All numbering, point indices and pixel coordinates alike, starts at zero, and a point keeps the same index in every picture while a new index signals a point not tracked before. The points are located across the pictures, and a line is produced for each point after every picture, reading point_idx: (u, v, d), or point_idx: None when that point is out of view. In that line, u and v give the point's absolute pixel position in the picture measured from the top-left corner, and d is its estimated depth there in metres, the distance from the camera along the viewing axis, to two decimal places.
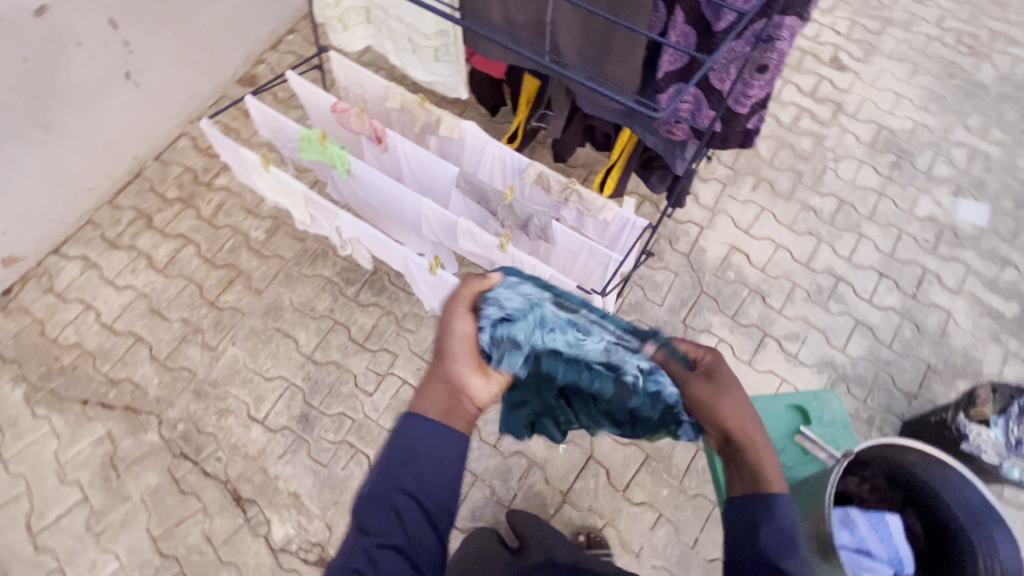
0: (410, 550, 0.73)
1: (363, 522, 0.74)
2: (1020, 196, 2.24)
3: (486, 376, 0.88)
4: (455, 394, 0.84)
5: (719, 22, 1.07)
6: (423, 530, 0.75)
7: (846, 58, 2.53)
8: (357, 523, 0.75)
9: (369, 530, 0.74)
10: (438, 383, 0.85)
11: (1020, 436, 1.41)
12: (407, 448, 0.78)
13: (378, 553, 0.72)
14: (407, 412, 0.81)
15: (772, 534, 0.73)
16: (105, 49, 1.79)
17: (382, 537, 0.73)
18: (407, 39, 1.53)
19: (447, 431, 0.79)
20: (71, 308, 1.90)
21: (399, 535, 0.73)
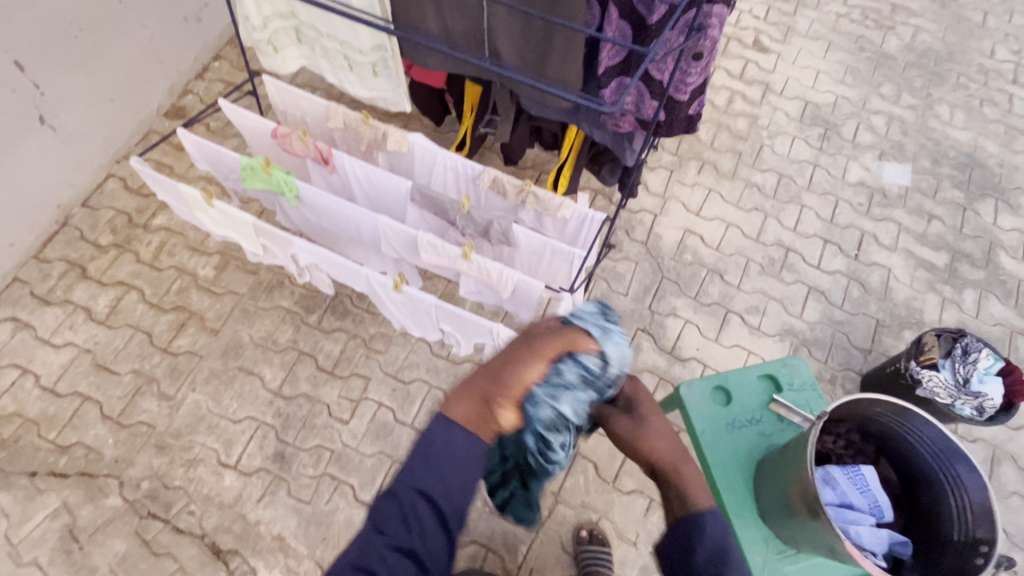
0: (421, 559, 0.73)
1: (379, 524, 0.74)
2: (936, 155, 2.42)
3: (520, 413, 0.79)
4: (488, 406, 0.78)
5: (652, 15, 1.10)
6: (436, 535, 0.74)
7: (767, 40, 2.67)
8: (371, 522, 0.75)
9: (386, 531, 0.73)
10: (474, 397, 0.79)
11: (966, 375, 1.56)
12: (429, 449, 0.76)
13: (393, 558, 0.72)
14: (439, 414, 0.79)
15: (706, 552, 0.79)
16: (12, 93, 1.67)
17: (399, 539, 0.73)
18: (342, 57, 1.50)
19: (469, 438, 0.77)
20: (6, 375, 1.75)
21: (419, 537, 0.73)
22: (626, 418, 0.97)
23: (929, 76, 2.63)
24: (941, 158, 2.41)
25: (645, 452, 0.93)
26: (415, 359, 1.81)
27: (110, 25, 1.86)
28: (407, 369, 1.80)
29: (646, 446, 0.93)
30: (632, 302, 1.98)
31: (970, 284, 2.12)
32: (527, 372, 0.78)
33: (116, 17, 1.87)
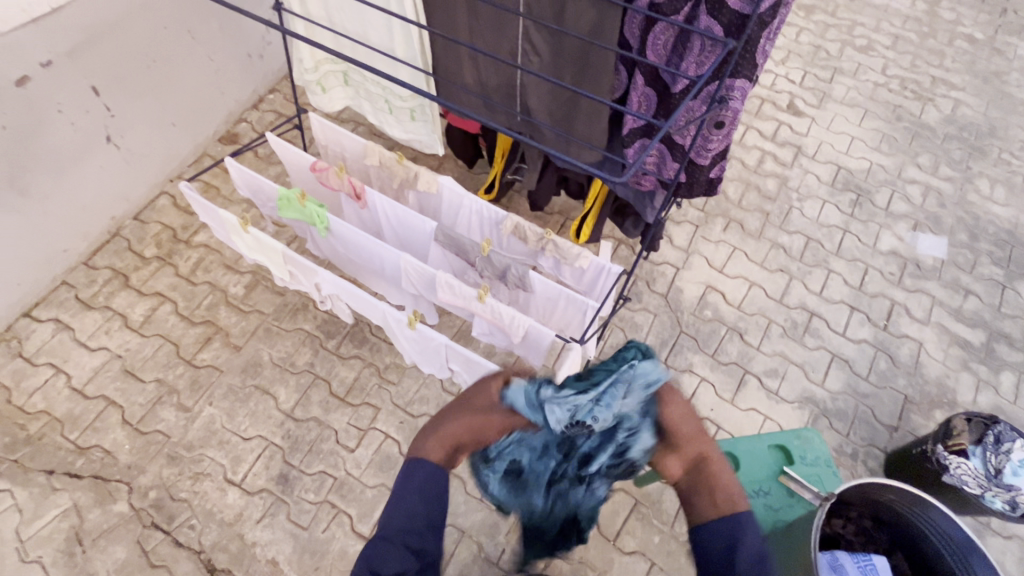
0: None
1: (377, 566, 0.81)
2: (974, 229, 2.36)
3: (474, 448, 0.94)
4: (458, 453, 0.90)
5: (675, 85, 1.13)
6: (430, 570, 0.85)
7: (801, 104, 2.70)
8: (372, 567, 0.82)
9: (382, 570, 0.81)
10: (447, 444, 0.87)
11: (999, 465, 1.47)
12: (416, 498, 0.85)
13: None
14: (421, 459, 0.86)
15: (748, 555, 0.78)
16: (86, 115, 1.83)
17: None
18: (384, 101, 1.59)
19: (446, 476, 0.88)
20: (40, 373, 1.84)
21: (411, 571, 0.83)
22: (678, 412, 0.87)
23: (969, 150, 2.60)
24: (980, 233, 2.35)
25: (696, 442, 0.86)
26: (426, 394, 1.83)
27: (180, 58, 2.03)
28: (417, 403, 1.81)
29: (698, 434, 0.87)
30: None
31: (1007, 365, 2.03)
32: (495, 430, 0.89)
33: (187, 51, 2.04)
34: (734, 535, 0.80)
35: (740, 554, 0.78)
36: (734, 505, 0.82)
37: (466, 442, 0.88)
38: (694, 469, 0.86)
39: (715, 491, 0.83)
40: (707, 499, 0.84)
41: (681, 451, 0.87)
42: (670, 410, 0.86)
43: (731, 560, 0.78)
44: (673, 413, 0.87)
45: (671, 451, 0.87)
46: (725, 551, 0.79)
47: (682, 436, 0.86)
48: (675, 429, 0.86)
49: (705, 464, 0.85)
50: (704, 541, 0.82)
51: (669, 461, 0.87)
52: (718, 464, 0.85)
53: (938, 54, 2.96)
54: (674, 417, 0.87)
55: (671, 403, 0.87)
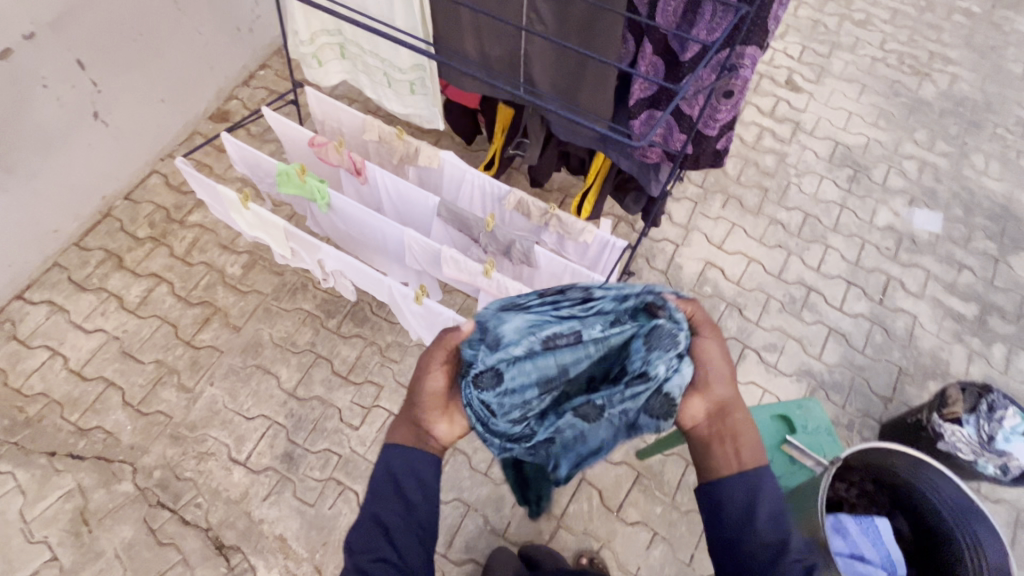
0: (399, 562, 0.79)
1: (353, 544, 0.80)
2: (969, 203, 2.38)
3: (450, 419, 0.88)
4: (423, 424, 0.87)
5: (685, 53, 1.12)
6: (413, 543, 0.80)
7: (800, 79, 2.68)
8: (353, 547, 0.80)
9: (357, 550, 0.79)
10: (408, 424, 0.88)
11: (992, 432, 1.50)
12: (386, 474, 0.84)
13: (371, 566, 0.78)
14: (388, 446, 0.86)
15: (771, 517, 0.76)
16: (72, 90, 1.77)
17: (372, 552, 0.78)
18: (383, 74, 1.56)
19: (425, 457, 0.85)
20: (37, 355, 1.82)
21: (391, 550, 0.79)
22: (714, 348, 0.86)
23: (965, 125, 2.61)
24: (974, 208, 2.37)
25: (724, 386, 0.85)
26: None
27: (168, 31, 1.96)
28: None
29: (728, 379, 0.86)
30: None
31: (999, 337, 2.07)
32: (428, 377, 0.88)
33: (174, 23, 1.97)
34: (755, 486, 0.78)
35: (760, 510, 0.76)
36: (757, 458, 0.80)
37: (423, 413, 0.87)
38: (717, 414, 0.85)
39: (738, 442, 0.82)
40: (728, 452, 0.81)
41: (707, 392, 0.85)
42: (705, 347, 0.86)
43: (752, 512, 0.76)
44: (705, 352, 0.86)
45: (699, 388, 0.85)
46: (746, 505, 0.77)
47: (712, 376, 0.85)
48: (706, 368, 0.85)
49: (726, 412, 0.85)
50: (722, 492, 0.79)
51: (693, 400, 0.85)
52: (742, 417, 0.84)
53: (936, 28, 2.95)
54: (707, 356, 0.86)
55: (707, 339, 0.87)
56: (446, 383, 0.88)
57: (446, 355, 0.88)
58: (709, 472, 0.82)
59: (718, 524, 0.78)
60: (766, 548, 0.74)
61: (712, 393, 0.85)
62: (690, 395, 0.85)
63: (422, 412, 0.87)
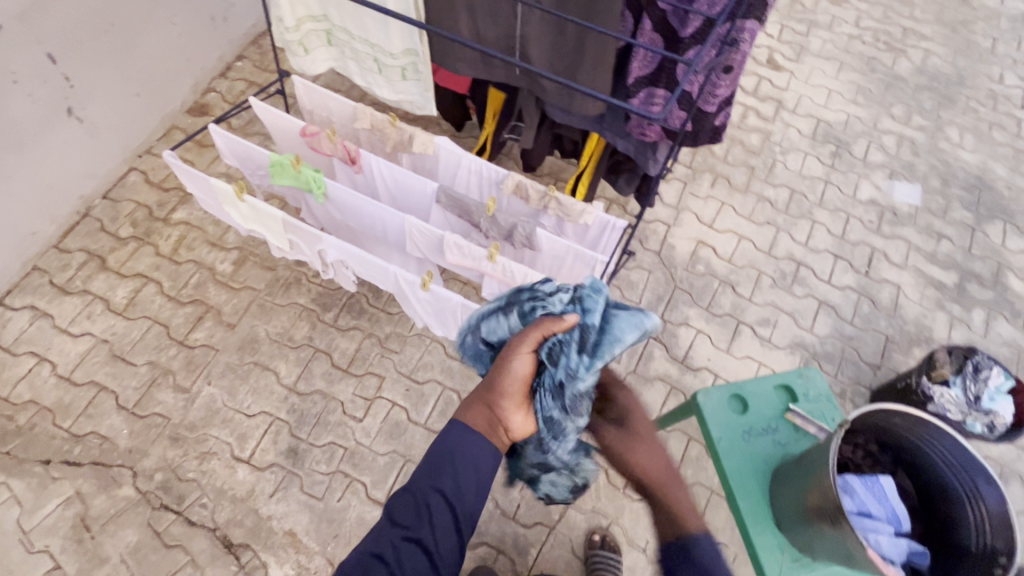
0: (432, 552, 0.84)
1: (396, 514, 0.87)
2: (946, 175, 2.45)
3: (527, 411, 0.93)
4: (495, 413, 0.92)
5: (685, 28, 1.15)
6: (448, 532, 0.86)
7: (780, 58, 2.71)
8: (391, 515, 0.88)
9: (402, 523, 0.86)
10: (483, 406, 0.91)
11: (977, 393, 1.57)
12: (449, 452, 0.89)
13: (403, 545, 0.84)
14: (455, 422, 0.91)
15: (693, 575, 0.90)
16: (44, 85, 1.70)
17: (413, 533, 0.85)
18: (373, 60, 1.52)
19: (487, 445, 0.90)
20: (23, 362, 1.76)
21: (427, 531, 0.85)
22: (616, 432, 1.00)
23: (939, 99, 2.68)
24: (951, 179, 2.45)
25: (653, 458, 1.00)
26: (430, 360, 1.83)
27: (141, 21, 1.89)
28: (422, 369, 1.81)
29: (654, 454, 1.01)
30: (644, 310, 2.00)
31: (978, 303, 2.15)
32: (514, 364, 0.90)
33: (147, 14, 1.90)
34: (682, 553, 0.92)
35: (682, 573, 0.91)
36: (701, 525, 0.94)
37: (499, 402, 0.91)
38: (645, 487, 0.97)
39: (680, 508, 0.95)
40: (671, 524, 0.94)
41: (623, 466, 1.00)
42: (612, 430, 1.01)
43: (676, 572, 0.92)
44: (622, 435, 1.00)
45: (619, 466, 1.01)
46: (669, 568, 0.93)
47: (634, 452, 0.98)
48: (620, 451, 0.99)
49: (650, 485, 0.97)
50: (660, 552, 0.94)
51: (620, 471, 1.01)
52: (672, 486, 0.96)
53: (908, 5, 3.01)
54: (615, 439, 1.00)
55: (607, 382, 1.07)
56: (529, 369, 0.91)
57: (536, 343, 0.91)
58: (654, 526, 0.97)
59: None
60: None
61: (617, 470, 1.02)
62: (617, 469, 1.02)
63: (502, 401, 0.91)
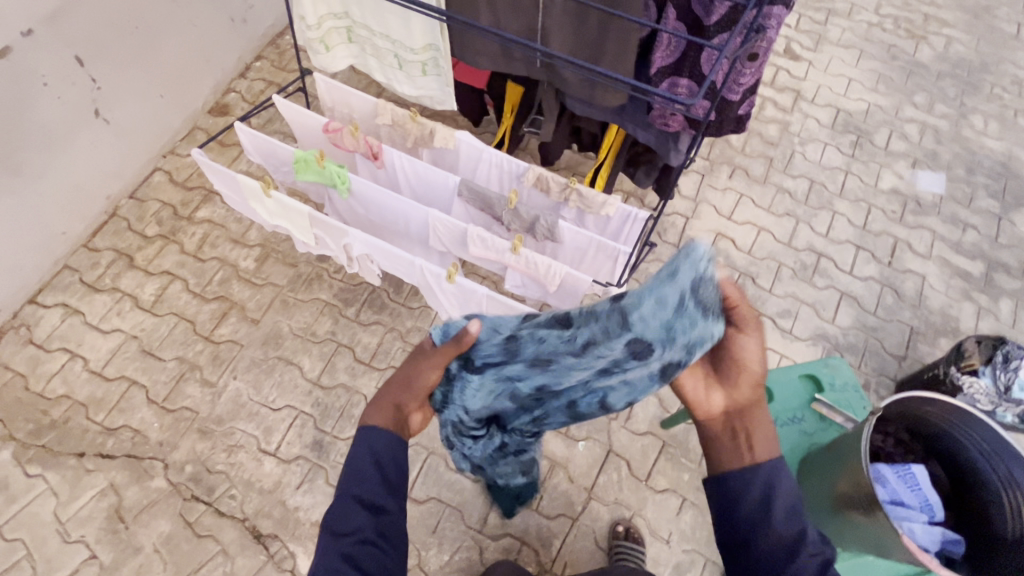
0: (384, 542, 0.82)
1: (335, 525, 0.81)
2: (970, 164, 2.41)
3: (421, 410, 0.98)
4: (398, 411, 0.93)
5: (710, 16, 1.15)
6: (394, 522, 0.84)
7: (798, 48, 2.68)
8: (328, 528, 0.81)
9: (341, 532, 0.80)
10: (388, 406, 0.93)
11: (1008, 382, 1.54)
12: (365, 450, 0.87)
13: (355, 550, 0.79)
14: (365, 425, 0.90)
15: (784, 515, 0.79)
16: (72, 87, 1.74)
17: (357, 535, 0.80)
18: (393, 56, 1.54)
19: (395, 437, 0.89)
20: (56, 358, 1.81)
21: (373, 528, 0.81)
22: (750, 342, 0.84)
23: (963, 86, 2.63)
24: (976, 167, 2.40)
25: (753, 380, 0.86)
26: None
27: (163, 23, 1.93)
28: None
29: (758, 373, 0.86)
30: None
31: (1005, 293, 2.11)
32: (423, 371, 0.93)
33: (169, 15, 1.93)
34: (768, 486, 0.81)
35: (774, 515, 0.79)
36: (770, 452, 0.83)
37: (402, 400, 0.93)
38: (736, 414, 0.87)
39: (751, 437, 0.85)
40: (744, 445, 0.84)
41: (732, 390, 0.87)
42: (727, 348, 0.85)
43: (769, 514, 0.79)
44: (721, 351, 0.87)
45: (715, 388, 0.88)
46: (757, 501, 0.80)
47: (743, 376, 0.86)
48: (733, 367, 0.86)
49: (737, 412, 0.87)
50: (733, 491, 0.82)
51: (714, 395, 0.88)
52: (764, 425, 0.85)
53: None
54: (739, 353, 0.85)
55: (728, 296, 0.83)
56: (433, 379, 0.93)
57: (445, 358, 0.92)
58: (718, 466, 0.85)
59: (718, 530, 0.83)
60: (783, 548, 0.77)
61: (700, 391, 0.89)
62: (712, 391, 0.88)
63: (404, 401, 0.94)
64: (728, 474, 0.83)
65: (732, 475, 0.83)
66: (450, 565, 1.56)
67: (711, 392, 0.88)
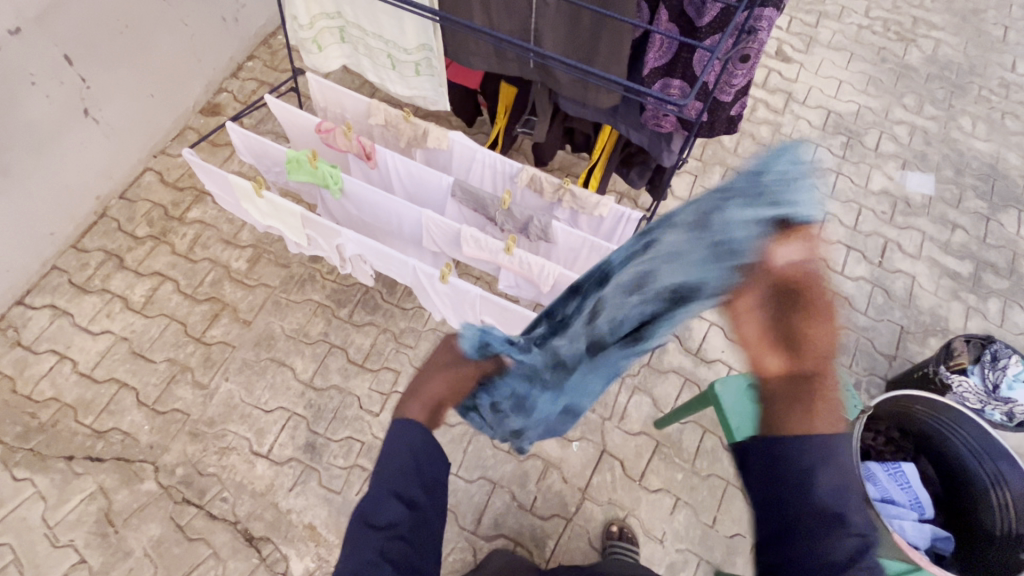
0: (411, 537, 0.78)
1: (369, 516, 0.77)
2: (959, 165, 2.43)
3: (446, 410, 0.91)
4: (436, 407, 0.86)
5: (702, 18, 1.15)
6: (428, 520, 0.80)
7: (789, 50, 2.70)
8: (361, 517, 0.78)
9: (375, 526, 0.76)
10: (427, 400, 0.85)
11: (996, 381, 1.57)
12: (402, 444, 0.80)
13: (385, 545, 0.76)
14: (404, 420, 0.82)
15: (830, 490, 0.67)
16: (61, 86, 1.72)
17: (390, 530, 0.76)
18: (387, 56, 1.53)
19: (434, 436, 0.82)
20: (45, 360, 1.79)
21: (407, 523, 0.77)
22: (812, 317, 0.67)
23: (951, 88, 2.66)
24: (964, 168, 2.43)
25: (822, 353, 0.67)
26: None
27: (155, 22, 1.91)
28: None
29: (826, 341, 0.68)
30: None
31: (994, 293, 2.13)
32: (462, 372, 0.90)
33: (160, 15, 1.91)
34: (824, 456, 0.68)
35: (821, 485, 0.67)
36: (832, 426, 0.68)
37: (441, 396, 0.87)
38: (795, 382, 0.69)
39: (816, 404, 0.68)
40: (802, 413, 0.69)
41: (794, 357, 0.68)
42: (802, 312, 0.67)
43: (812, 484, 0.67)
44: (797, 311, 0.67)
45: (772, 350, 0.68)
46: (799, 470, 0.68)
47: (810, 347, 0.67)
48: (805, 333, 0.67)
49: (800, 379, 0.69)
50: (776, 450, 0.70)
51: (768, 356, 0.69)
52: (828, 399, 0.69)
53: None
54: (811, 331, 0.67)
55: (783, 250, 0.67)
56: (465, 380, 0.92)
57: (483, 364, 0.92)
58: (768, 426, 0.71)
59: (751, 494, 0.73)
60: (822, 519, 0.66)
61: (756, 349, 0.69)
62: (770, 352, 0.68)
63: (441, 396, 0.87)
64: (786, 442, 0.69)
65: (787, 444, 0.69)
66: (444, 566, 1.56)
67: (770, 352, 0.68)
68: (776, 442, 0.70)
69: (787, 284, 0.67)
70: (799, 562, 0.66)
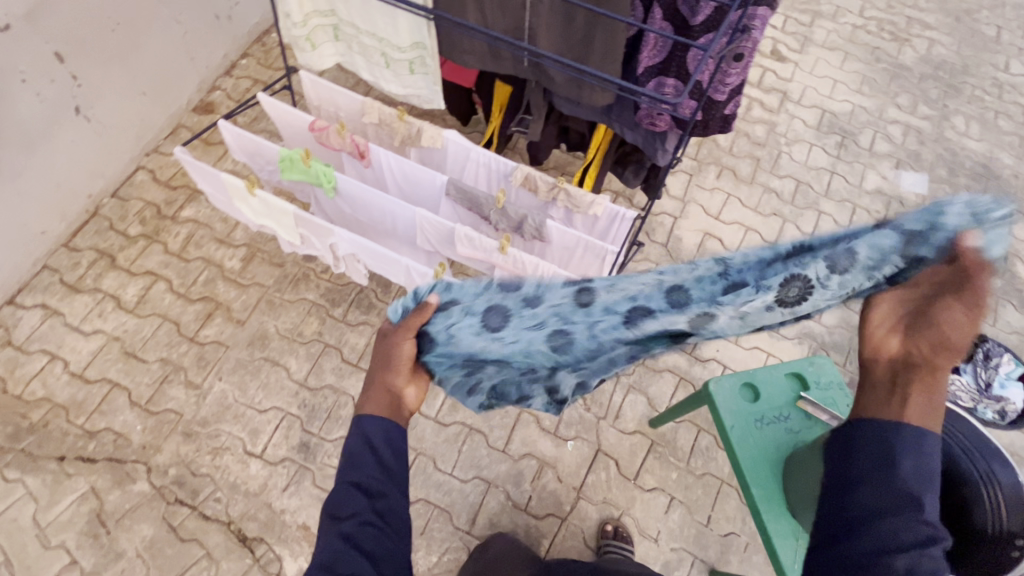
0: (382, 521, 0.82)
1: (337, 508, 0.81)
2: (952, 164, 2.45)
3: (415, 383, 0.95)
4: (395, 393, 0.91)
5: (696, 16, 1.15)
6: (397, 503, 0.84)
7: (784, 49, 2.70)
8: (330, 512, 0.82)
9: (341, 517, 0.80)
10: (382, 391, 0.90)
11: (988, 380, 1.59)
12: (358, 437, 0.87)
13: (355, 531, 0.79)
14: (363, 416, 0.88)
15: (913, 468, 0.68)
16: (52, 84, 1.70)
17: (358, 517, 0.80)
18: (381, 54, 1.52)
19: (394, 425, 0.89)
20: (36, 360, 1.77)
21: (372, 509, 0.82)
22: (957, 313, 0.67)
23: (945, 88, 2.67)
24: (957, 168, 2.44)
25: (952, 349, 0.67)
26: None
27: (147, 19, 1.89)
28: None
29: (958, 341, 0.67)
30: None
31: None
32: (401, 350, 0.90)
33: (153, 13, 1.90)
34: (915, 443, 0.69)
35: (903, 464, 0.69)
36: (927, 417, 0.69)
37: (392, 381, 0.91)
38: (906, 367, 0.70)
39: (911, 394, 0.70)
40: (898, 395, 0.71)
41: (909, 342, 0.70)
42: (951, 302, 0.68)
43: (897, 462, 0.69)
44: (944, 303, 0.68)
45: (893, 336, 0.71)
46: (881, 447, 0.70)
47: (930, 341, 0.69)
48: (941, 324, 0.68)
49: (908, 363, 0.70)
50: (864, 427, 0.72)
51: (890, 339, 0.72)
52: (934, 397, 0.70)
53: None
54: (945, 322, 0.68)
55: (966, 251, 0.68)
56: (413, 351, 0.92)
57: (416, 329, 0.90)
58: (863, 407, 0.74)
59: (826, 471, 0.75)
60: (896, 494, 0.68)
61: (882, 325, 0.73)
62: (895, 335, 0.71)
63: (395, 379, 0.91)
64: (869, 422, 0.72)
65: (872, 424, 0.72)
66: (439, 566, 1.55)
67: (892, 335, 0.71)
68: (861, 422, 0.73)
69: (954, 285, 0.68)
70: (873, 538, 0.66)
